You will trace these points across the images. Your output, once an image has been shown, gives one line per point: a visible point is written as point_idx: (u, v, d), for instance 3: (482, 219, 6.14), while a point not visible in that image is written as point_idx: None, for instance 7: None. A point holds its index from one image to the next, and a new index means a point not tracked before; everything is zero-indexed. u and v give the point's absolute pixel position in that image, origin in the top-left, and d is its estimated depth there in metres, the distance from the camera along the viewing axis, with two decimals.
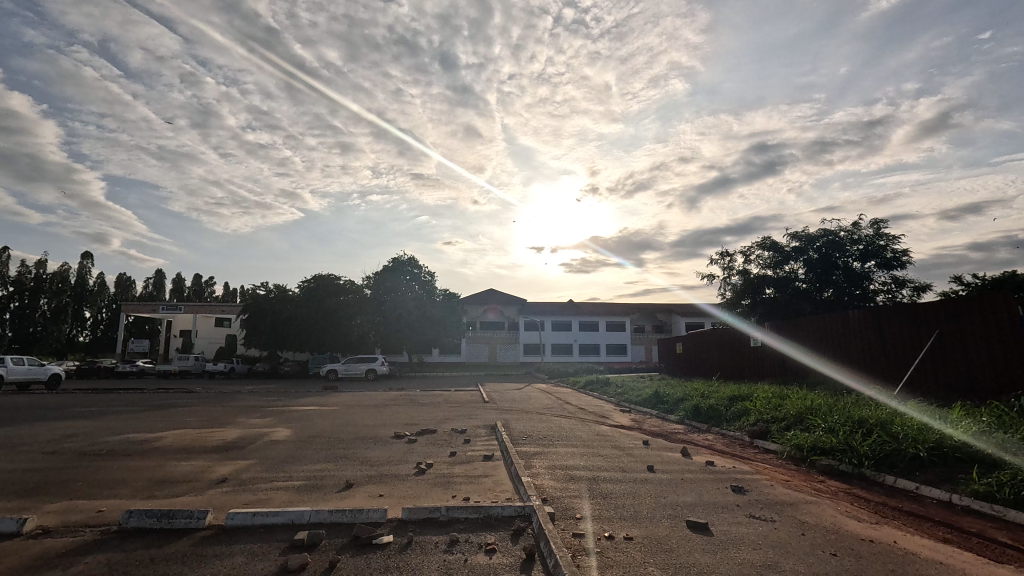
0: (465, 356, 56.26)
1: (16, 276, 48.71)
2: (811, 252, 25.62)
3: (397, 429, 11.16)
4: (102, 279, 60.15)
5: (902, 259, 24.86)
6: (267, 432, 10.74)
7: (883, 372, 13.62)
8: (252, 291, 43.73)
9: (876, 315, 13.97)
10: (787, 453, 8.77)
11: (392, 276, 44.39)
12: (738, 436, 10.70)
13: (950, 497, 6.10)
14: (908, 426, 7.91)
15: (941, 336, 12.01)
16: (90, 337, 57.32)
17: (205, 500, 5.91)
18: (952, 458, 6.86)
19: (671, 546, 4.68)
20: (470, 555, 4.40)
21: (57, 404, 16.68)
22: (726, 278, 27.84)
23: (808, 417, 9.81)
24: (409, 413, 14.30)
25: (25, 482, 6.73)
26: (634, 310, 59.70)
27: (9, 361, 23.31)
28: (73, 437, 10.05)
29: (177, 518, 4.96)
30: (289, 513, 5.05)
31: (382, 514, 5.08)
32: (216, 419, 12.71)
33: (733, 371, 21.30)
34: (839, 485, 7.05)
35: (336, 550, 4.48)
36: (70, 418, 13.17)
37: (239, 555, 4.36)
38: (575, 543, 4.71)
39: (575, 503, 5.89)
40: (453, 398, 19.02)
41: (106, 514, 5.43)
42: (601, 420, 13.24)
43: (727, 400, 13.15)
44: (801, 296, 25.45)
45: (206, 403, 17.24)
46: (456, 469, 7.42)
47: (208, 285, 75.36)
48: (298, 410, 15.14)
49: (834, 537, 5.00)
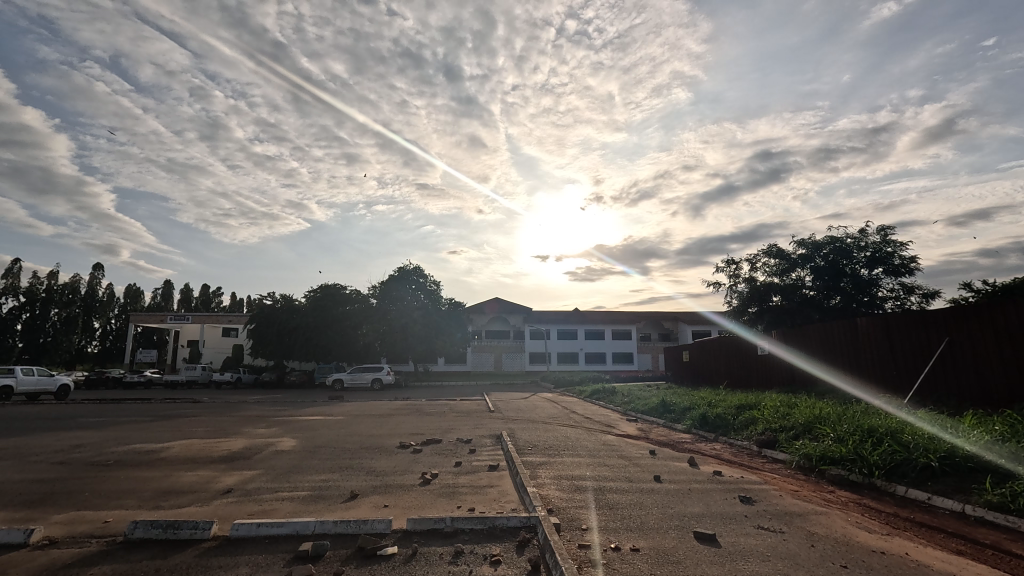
0: (470, 365, 56.22)
1: (28, 287, 49.37)
2: (817, 259, 25.54)
3: (403, 438, 11.17)
4: (112, 289, 60.84)
5: (910, 266, 24.62)
6: (273, 442, 10.74)
7: (892, 381, 13.48)
8: (259, 301, 43.41)
9: (884, 324, 13.85)
10: (796, 463, 8.69)
11: (397, 286, 44.96)
12: (745, 446, 10.62)
13: (963, 508, 6.00)
14: (919, 435, 7.82)
15: (951, 341, 11.89)
16: (100, 347, 57.56)
17: (209, 511, 5.90)
18: (965, 467, 6.77)
19: (677, 557, 4.63)
20: (476, 567, 4.36)
21: (66, 414, 16.79)
22: (731, 285, 27.71)
23: (816, 426, 9.71)
24: (415, 423, 14.27)
25: (35, 492, 6.79)
26: (639, 319, 59.60)
27: (18, 372, 23.47)
28: (81, 448, 10.09)
29: (182, 528, 4.96)
30: (294, 524, 5.05)
31: (386, 525, 5.05)
32: (224, 429, 12.70)
33: (740, 379, 21.18)
34: (849, 495, 6.99)
35: (341, 561, 4.45)
36: (77, 428, 13.23)
37: (244, 566, 4.35)
38: (581, 555, 4.66)
39: (582, 513, 5.84)
40: (458, 407, 19.04)
41: (113, 525, 5.44)
42: (608, 429, 13.16)
43: (735, 409, 13.02)
44: (808, 303, 25.32)
45: (213, 412, 17.37)
46: (461, 479, 7.39)
47: (216, 295, 76.11)
48: (304, 420, 15.11)
49: (844, 549, 4.92)
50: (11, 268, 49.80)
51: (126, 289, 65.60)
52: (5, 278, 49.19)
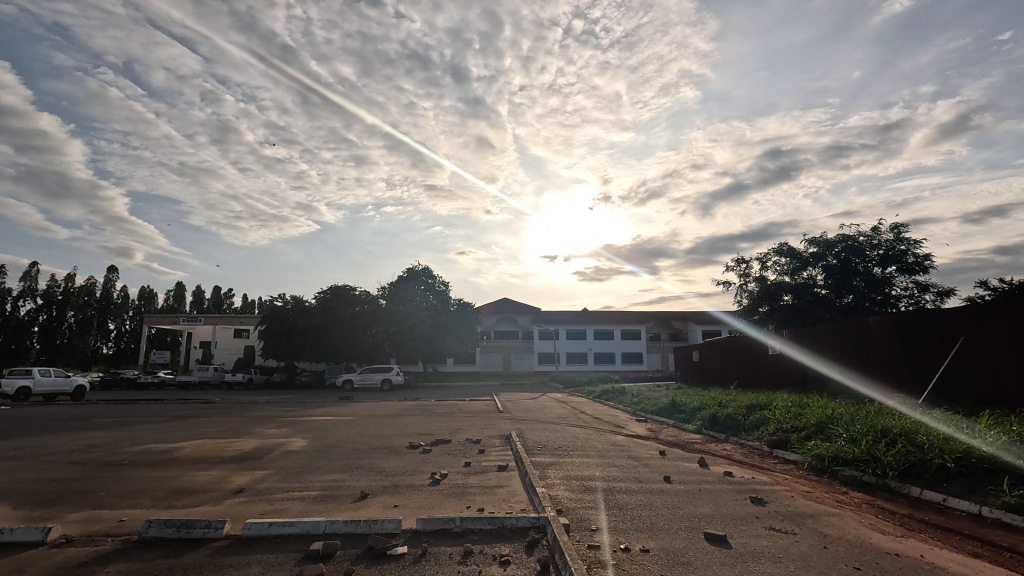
0: (479, 365, 56.34)
1: (45, 290, 50.16)
2: (829, 258, 25.29)
3: (412, 439, 11.25)
4: (126, 291, 61.61)
5: (925, 264, 24.30)
6: (284, 442, 10.86)
7: (906, 381, 13.31)
8: (270, 303, 43.70)
9: (897, 323, 13.71)
10: (808, 464, 8.61)
11: (406, 287, 45.36)
12: (757, 446, 10.53)
13: (980, 509, 5.91)
14: (933, 436, 7.70)
15: (966, 341, 11.75)
16: (114, 348, 58.28)
17: (221, 510, 5.97)
18: (982, 468, 6.70)
19: (688, 559, 4.60)
20: (485, 566, 4.38)
21: (81, 415, 17.03)
22: (742, 285, 27.45)
23: (828, 426, 9.62)
24: (424, 423, 14.42)
25: (50, 491, 6.89)
26: (648, 320, 59.42)
27: (36, 372, 23.82)
28: (96, 447, 10.24)
29: (195, 527, 5.01)
30: (304, 524, 5.08)
31: (396, 524, 5.08)
32: (235, 429, 12.83)
33: (750, 379, 21.03)
34: (863, 497, 6.89)
35: (351, 560, 4.49)
36: (94, 428, 13.44)
37: (256, 565, 4.40)
38: (590, 555, 4.65)
39: (591, 514, 5.82)
40: (467, 407, 19.07)
41: (127, 523, 5.51)
42: (617, 430, 13.12)
43: (745, 409, 12.94)
44: (820, 303, 25.09)
45: (226, 413, 17.49)
46: (470, 479, 7.42)
47: (227, 297, 76.87)
48: (315, 420, 15.28)
49: (858, 550, 4.87)
50: (29, 272, 50.60)
51: (140, 290, 66.49)
52: (24, 280, 50.05)
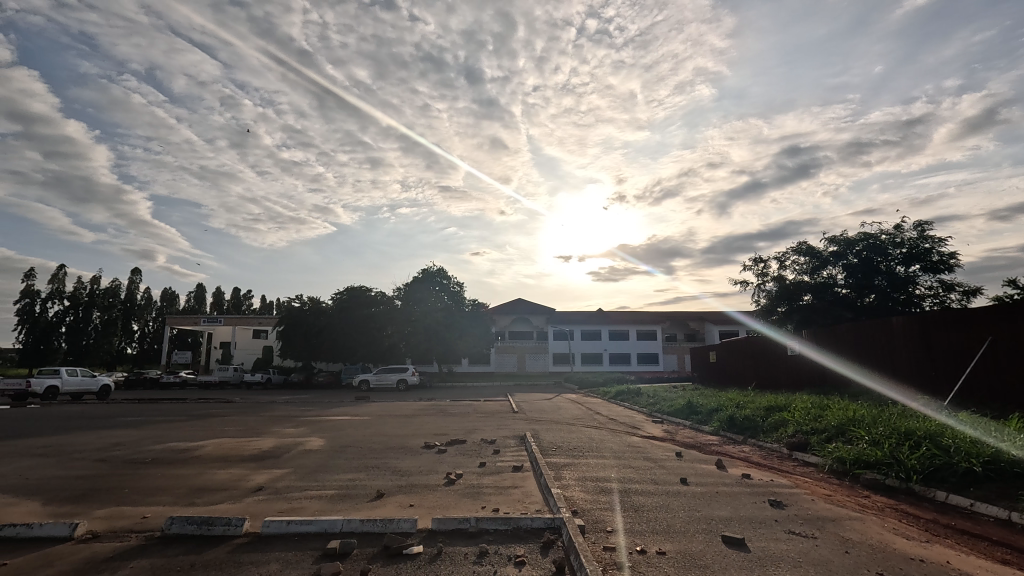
0: (494, 366, 56.39)
1: (72, 291, 51.39)
2: (850, 257, 24.84)
3: (427, 439, 11.29)
4: (149, 293, 62.90)
5: (950, 263, 23.74)
6: (301, 441, 10.99)
7: (931, 382, 13.01)
8: (287, 304, 44.20)
9: (921, 322, 13.42)
10: (829, 466, 8.46)
11: (421, 288, 45.59)
12: (775, 449, 10.37)
13: (1009, 515, 5.76)
14: (960, 439, 7.52)
15: (994, 342, 11.45)
16: (138, 349, 59.42)
17: (240, 508, 6.06)
18: (1011, 472, 6.53)
19: (706, 562, 4.55)
20: (501, 567, 4.38)
21: (104, 414, 17.37)
22: (760, 284, 27.07)
23: (850, 429, 9.44)
24: (439, 423, 14.49)
25: (76, 488, 7.04)
26: (663, 319, 58.95)
27: (63, 372, 24.40)
28: (119, 445, 10.45)
29: (215, 525, 5.10)
30: (321, 523, 5.14)
31: (412, 524, 5.11)
32: (253, 429, 13.03)
33: (769, 380, 20.71)
34: (885, 501, 6.75)
35: (367, 559, 4.52)
36: (116, 427, 13.73)
37: (275, 562, 4.45)
38: (606, 557, 4.62)
39: (606, 516, 5.79)
40: (481, 407, 19.11)
41: (150, 520, 5.62)
42: (633, 431, 13.01)
43: (764, 411, 12.72)
44: (840, 302, 24.65)
45: (245, 413, 17.76)
46: (485, 479, 7.43)
47: (246, 297, 78.01)
48: (331, 420, 15.45)
49: (881, 556, 4.77)
50: (57, 274, 51.90)
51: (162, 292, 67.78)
52: (52, 282, 51.33)
